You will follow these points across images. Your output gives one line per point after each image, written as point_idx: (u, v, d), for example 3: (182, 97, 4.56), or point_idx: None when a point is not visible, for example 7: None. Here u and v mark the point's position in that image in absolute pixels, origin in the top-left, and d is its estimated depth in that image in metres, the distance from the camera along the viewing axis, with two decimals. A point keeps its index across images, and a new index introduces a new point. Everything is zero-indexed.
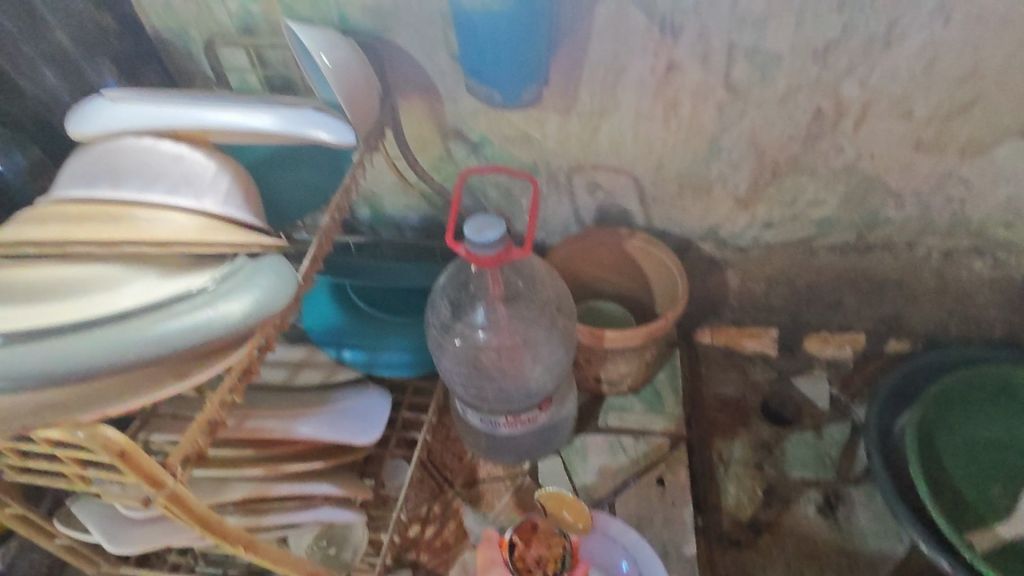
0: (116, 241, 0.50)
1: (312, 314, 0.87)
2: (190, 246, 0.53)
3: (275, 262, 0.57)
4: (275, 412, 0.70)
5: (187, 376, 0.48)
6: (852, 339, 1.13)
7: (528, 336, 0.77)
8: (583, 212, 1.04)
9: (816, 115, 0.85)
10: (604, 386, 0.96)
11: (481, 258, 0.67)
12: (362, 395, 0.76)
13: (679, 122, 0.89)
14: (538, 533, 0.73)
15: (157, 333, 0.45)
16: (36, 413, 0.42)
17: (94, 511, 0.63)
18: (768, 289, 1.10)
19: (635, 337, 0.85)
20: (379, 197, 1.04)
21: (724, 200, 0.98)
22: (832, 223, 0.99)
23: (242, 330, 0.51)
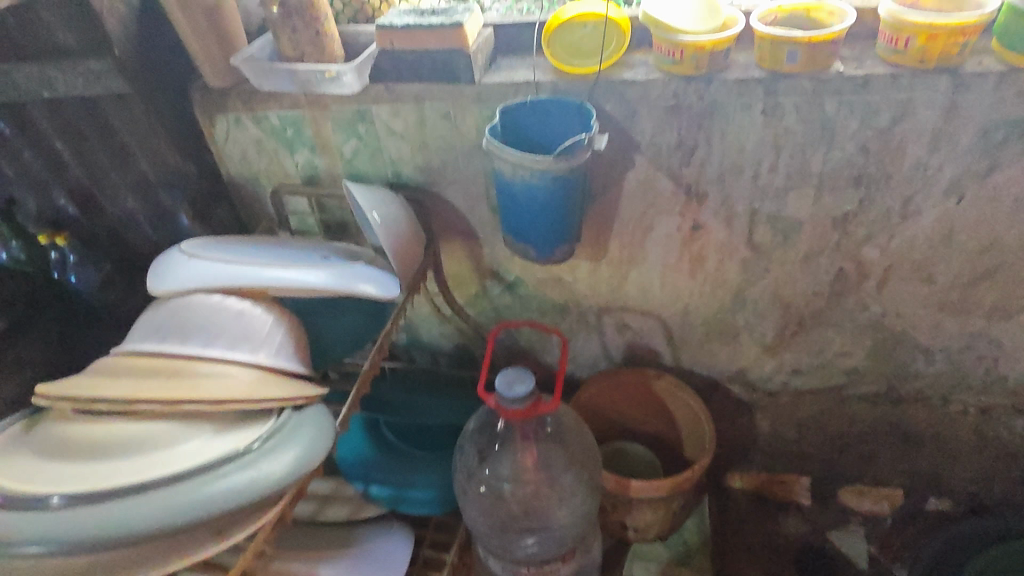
0: (178, 399, 0.54)
1: (346, 446, 0.88)
2: (243, 403, 0.57)
3: (316, 417, 0.60)
4: (301, 553, 0.75)
5: (225, 535, 0.51)
6: (889, 493, 1.08)
7: (554, 480, 0.78)
8: (612, 349, 1.07)
9: (839, 275, 0.89)
10: (630, 533, 0.94)
11: (509, 411, 0.70)
12: (384, 537, 0.80)
13: (705, 274, 0.93)
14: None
15: (204, 497, 0.49)
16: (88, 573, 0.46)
17: None
18: (799, 434, 1.08)
19: (662, 487, 0.84)
20: (416, 326, 1.09)
21: (751, 346, 1.00)
22: (863, 374, 0.99)
23: (280, 489, 0.53)
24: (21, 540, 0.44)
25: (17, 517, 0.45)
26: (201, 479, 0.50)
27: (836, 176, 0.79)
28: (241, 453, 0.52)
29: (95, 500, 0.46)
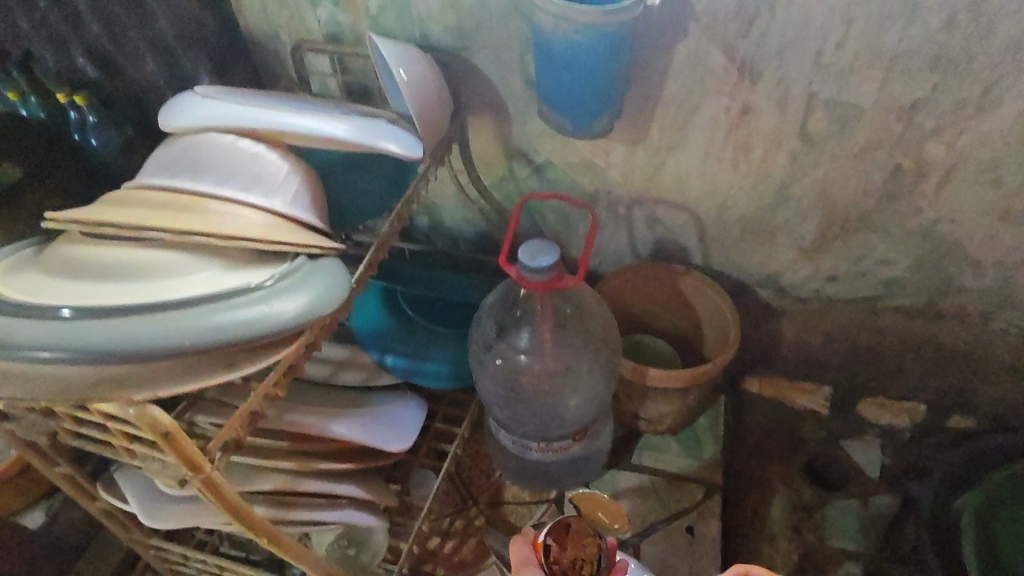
0: (188, 231, 0.52)
1: (361, 316, 0.88)
2: (254, 243, 0.55)
3: (330, 268, 0.58)
4: (313, 408, 0.71)
5: (235, 369, 0.50)
6: (911, 408, 1.07)
7: (570, 359, 0.77)
8: (640, 244, 1.02)
9: (895, 173, 0.82)
10: (642, 424, 0.94)
11: (531, 282, 0.67)
12: (398, 404, 0.78)
13: (748, 165, 0.87)
14: (571, 535, 0.66)
15: (213, 322, 0.47)
16: (95, 386, 0.44)
17: (135, 481, 0.63)
18: (826, 344, 1.05)
19: (681, 377, 0.83)
20: (438, 208, 1.06)
21: (788, 248, 0.95)
22: (902, 285, 0.94)
23: (292, 329, 0.52)
24: (28, 345, 0.42)
25: (23, 323, 0.43)
26: (213, 305, 0.48)
27: (912, 57, 0.72)
28: (253, 288, 0.51)
29: (103, 315, 0.45)
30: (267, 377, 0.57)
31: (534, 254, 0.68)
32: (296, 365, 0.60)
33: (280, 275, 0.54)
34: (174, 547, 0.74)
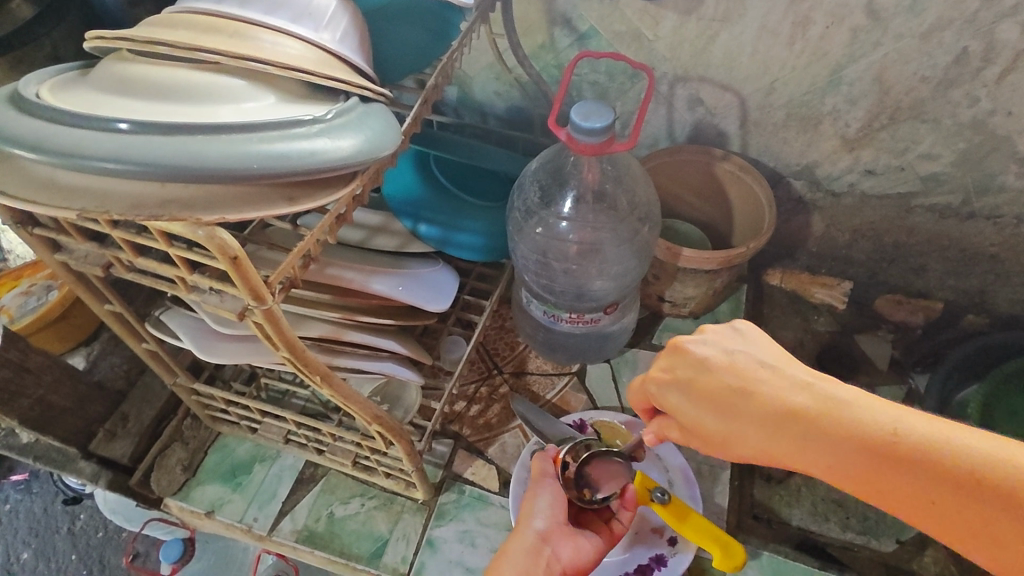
0: (243, 56, 0.50)
1: (393, 183, 0.86)
2: (309, 77, 0.52)
3: (383, 113, 0.56)
4: (353, 265, 0.72)
5: (298, 203, 0.49)
6: (927, 306, 1.10)
7: (606, 233, 0.78)
8: (677, 127, 0.99)
9: (959, 57, 0.78)
10: (666, 306, 0.96)
11: (582, 145, 0.65)
12: (432, 268, 0.77)
13: (805, 43, 0.82)
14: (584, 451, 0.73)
15: (277, 150, 0.46)
16: (163, 206, 0.43)
17: (184, 323, 0.65)
18: (852, 241, 1.05)
19: (714, 260, 0.81)
20: (470, 78, 1.01)
21: (830, 137, 0.92)
22: (940, 181, 0.92)
23: (352, 167, 0.51)
24: (97, 156, 0.41)
25: (88, 134, 0.42)
26: (278, 134, 0.47)
27: None
28: (312, 121, 0.49)
29: (169, 131, 0.43)
30: (317, 224, 0.56)
31: (585, 110, 0.65)
32: (343, 215, 0.60)
33: (338, 112, 0.52)
34: (216, 392, 0.77)
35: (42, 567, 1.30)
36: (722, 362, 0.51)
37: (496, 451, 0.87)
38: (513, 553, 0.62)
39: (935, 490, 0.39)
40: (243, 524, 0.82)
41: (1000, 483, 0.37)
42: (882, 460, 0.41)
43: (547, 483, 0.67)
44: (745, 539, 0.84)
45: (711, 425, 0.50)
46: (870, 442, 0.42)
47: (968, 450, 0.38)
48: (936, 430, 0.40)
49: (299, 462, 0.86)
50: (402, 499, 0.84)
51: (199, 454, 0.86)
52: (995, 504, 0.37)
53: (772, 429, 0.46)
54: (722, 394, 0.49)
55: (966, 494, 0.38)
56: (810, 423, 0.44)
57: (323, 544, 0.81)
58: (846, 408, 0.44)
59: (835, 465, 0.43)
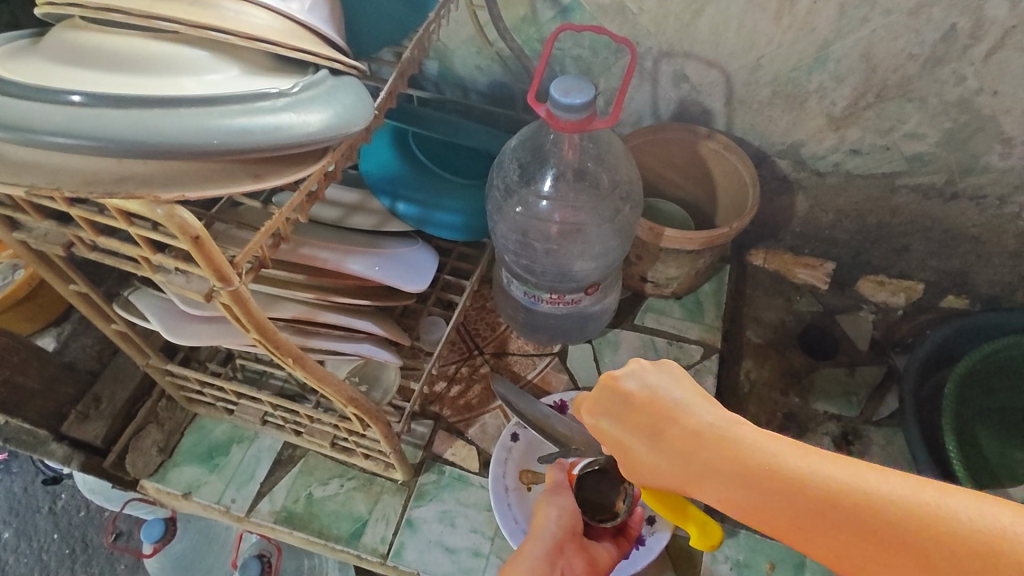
0: (205, 26, 0.47)
1: (370, 160, 0.84)
2: (276, 48, 0.50)
3: (354, 87, 0.54)
4: (328, 245, 0.70)
5: (264, 180, 0.47)
6: (908, 287, 1.10)
7: (587, 213, 0.77)
8: (662, 104, 0.97)
9: (947, 34, 0.76)
10: (649, 286, 0.96)
11: (562, 122, 0.63)
12: (410, 248, 0.76)
13: (792, 18, 0.80)
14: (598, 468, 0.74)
15: (241, 124, 0.44)
16: (119, 182, 0.41)
17: (152, 304, 0.63)
18: (836, 221, 1.05)
19: (696, 240, 0.80)
20: (450, 52, 0.98)
21: (816, 116, 0.91)
22: (925, 161, 0.91)
23: (321, 143, 0.49)
24: (48, 130, 0.39)
25: (38, 107, 0.40)
26: (240, 108, 0.45)
27: None
28: (278, 94, 0.47)
29: (125, 104, 0.41)
30: (286, 201, 0.54)
31: (566, 84, 0.64)
32: (315, 193, 0.58)
33: (306, 85, 0.50)
34: (190, 374, 0.76)
35: (24, 545, 1.29)
36: (645, 395, 0.48)
37: (476, 432, 0.87)
38: (532, 557, 0.60)
39: (817, 525, 0.36)
40: (221, 505, 0.81)
41: (872, 519, 0.34)
42: (767, 496, 0.39)
43: (563, 494, 0.67)
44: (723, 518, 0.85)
45: (633, 454, 0.48)
46: (760, 477, 0.40)
47: (847, 484, 0.36)
48: (814, 464, 0.38)
49: (277, 443, 0.86)
50: (381, 480, 0.83)
51: (175, 435, 0.85)
52: (870, 541, 0.34)
53: (682, 461, 0.44)
54: (648, 424, 0.47)
55: (846, 530, 0.35)
56: (712, 457, 0.42)
57: (301, 525, 0.80)
58: (744, 443, 0.42)
59: (731, 499, 0.41)
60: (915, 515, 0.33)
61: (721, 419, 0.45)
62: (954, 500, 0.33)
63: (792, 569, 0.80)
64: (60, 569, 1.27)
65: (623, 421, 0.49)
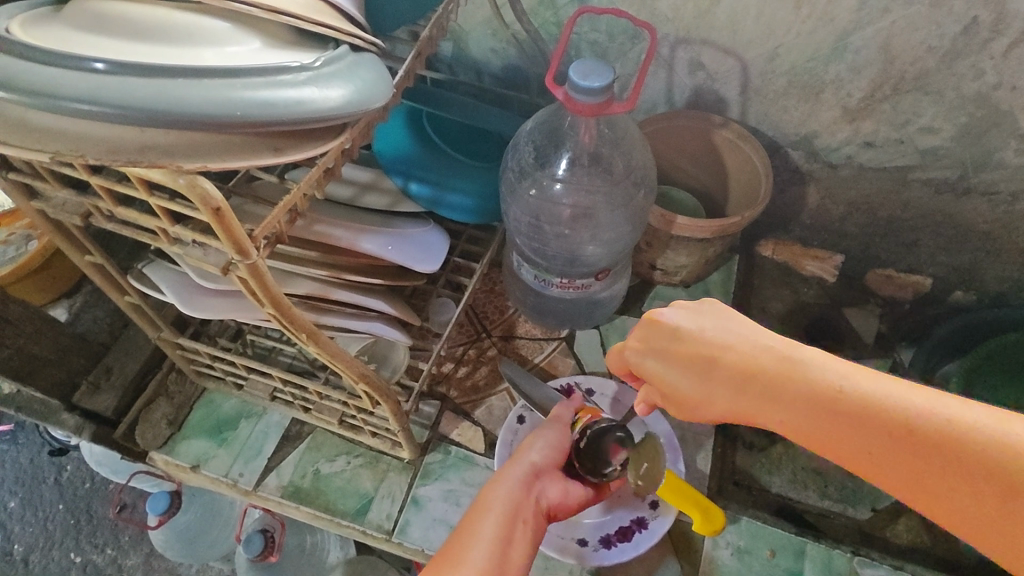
0: None
1: (384, 139, 0.83)
2: (298, 21, 0.49)
3: (374, 63, 0.54)
4: (341, 223, 0.70)
5: (284, 154, 0.47)
6: (916, 282, 1.10)
7: (598, 198, 0.77)
8: (677, 91, 0.96)
9: (968, 27, 0.76)
10: (658, 274, 0.96)
11: (579, 105, 0.63)
12: (422, 228, 0.76)
13: (811, 7, 0.79)
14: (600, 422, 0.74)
15: (263, 97, 0.44)
16: (141, 152, 0.41)
17: (166, 276, 0.63)
18: (846, 214, 1.05)
19: (707, 229, 0.80)
20: (465, 33, 0.97)
21: (831, 107, 0.90)
22: (939, 155, 0.91)
23: (341, 119, 0.49)
24: (72, 97, 0.39)
25: (62, 73, 0.40)
26: (262, 82, 0.45)
27: None
28: (300, 68, 0.47)
29: (148, 73, 0.41)
30: (303, 178, 0.54)
31: (585, 66, 0.64)
32: (332, 169, 0.58)
33: (327, 60, 0.50)
34: (201, 348, 0.76)
35: (30, 515, 1.31)
36: (693, 330, 0.48)
37: (483, 413, 0.88)
38: (509, 480, 0.60)
39: (892, 448, 0.37)
40: (228, 479, 0.82)
41: (953, 441, 0.35)
42: (835, 418, 0.39)
43: (550, 429, 0.69)
44: (725, 505, 0.85)
45: (677, 389, 0.49)
46: (815, 398, 0.40)
47: (916, 408, 0.37)
48: (890, 392, 0.38)
49: (285, 420, 0.86)
50: (387, 458, 0.84)
51: (184, 409, 0.86)
52: (944, 464, 0.35)
53: (736, 388, 0.45)
54: (696, 360, 0.48)
55: (924, 454, 0.36)
56: (777, 380, 0.43)
57: (308, 501, 0.81)
58: (814, 370, 0.41)
59: (781, 415, 0.43)
60: (1002, 442, 0.34)
61: (780, 345, 0.45)
62: (1011, 425, 0.34)
63: (792, 555, 0.81)
64: (66, 538, 1.29)
65: (668, 357, 0.50)
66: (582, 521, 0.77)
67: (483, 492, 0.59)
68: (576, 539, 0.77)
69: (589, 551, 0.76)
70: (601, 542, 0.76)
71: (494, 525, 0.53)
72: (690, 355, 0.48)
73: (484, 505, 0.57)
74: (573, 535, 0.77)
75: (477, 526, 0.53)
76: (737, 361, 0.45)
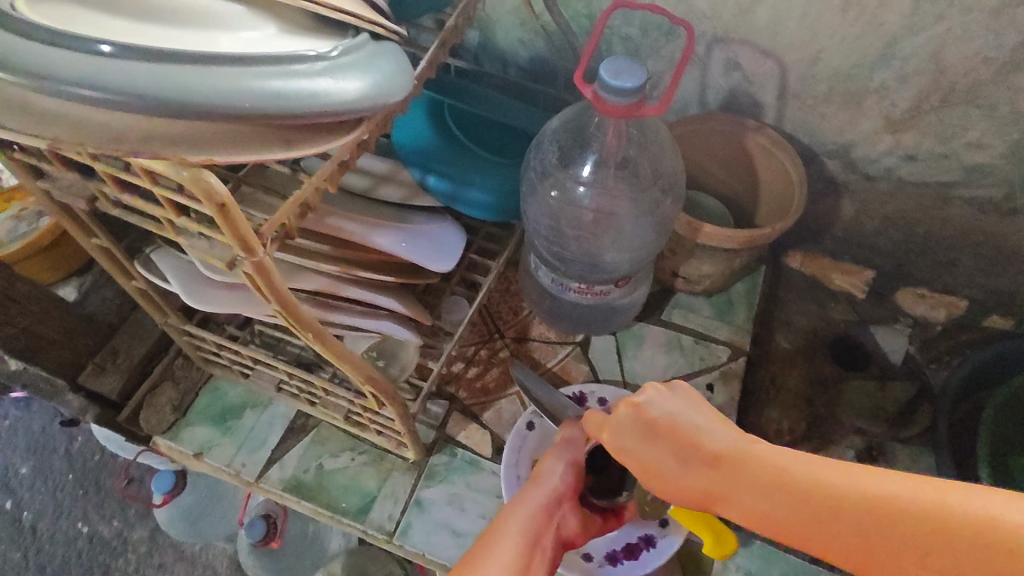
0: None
1: (404, 131, 0.81)
2: (316, 7, 0.47)
3: (395, 53, 0.51)
4: (355, 217, 0.68)
5: (295, 148, 0.45)
6: (950, 303, 1.05)
7: (624, 203, 0.73)
8: (710, 93, 0.92)
9: None
10: (679, 282, 0.92)
11: (610, 106, 0.60)
12: (439, 225, 0.73)
13: (860, 9, 0.75)
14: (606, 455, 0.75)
15: (275, 87, 0.41)
16: (146, 141, 0.39)
17: (173, 264, 0.61)
18: (880, 229, 1.00)
19: (736, 239, 0.77)
20: (493, 22, 0.94)
21: (873, 117, 0.86)
22: (987, 173, 0.86)
23: (357, 113, 0.46)
24: (73, 81, 0.37)
25: (64, 55, 0.37)
26: (275, 70, 0.42)
27: None
28: (315, 57, 0.44)
29: (154, 58, 0.38)
30: (315, 172, 0.51)
31: (618, 64, 0.60)
32: (346, 161, 0.56)
33: (345, 49, 0.47)
34: (207, 336, 0.75)
35: (40, 483, 1.32)
36: (660, 414, 0.47)
37: (491, 416, 0.85)
38: (530, 504, 0.56)
39: (833, 528, 0.36)
40: (231, 469, 0.81)
41: (888, 514, 0.34)
42: (779, 501, 0.38)
43: (573, 450, 0.66)
44: (737, 526, 0.83)
45: (642, 470, 0.47)
46: (762, 481, 0.40)
47: (851, 486, 0.36)
48: (825, 471, 0.38)
49: (290, 411, 0.85)
50: (392, 457, 0.82)
51: (190, 395, 0.85)
52: (884, 541, 0.34)
53: (697, 473, 0.44)
54: (663, 443, 0.46)
55: (863, 531, 0.34)
56: (732, 466, 0.42)
57: (310, 495, 0.80)
58: (761, 455, 0.41)
59: (752, 507, 0.40)
60: (935, 512, 0.33)
61: (733, 436, 0.44)
62: (961, 497, 0.33)
63: None
64: (73, 509, 1.30)
65: (636, 438, 0.48)
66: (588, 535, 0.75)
67: (501, 515, 0.55)
68: (581, 554, 0.74)
69: (594, 566, 0.74)
70: (606, 558, 0.74)
71: (514, 551, 0.50)
72: (656, 436, 0.47)
73: (504, 529, 0.53)
74: (579, 549, 0.74)
75: (497, 550, 0.49)
76: (700, 446, 0.44)
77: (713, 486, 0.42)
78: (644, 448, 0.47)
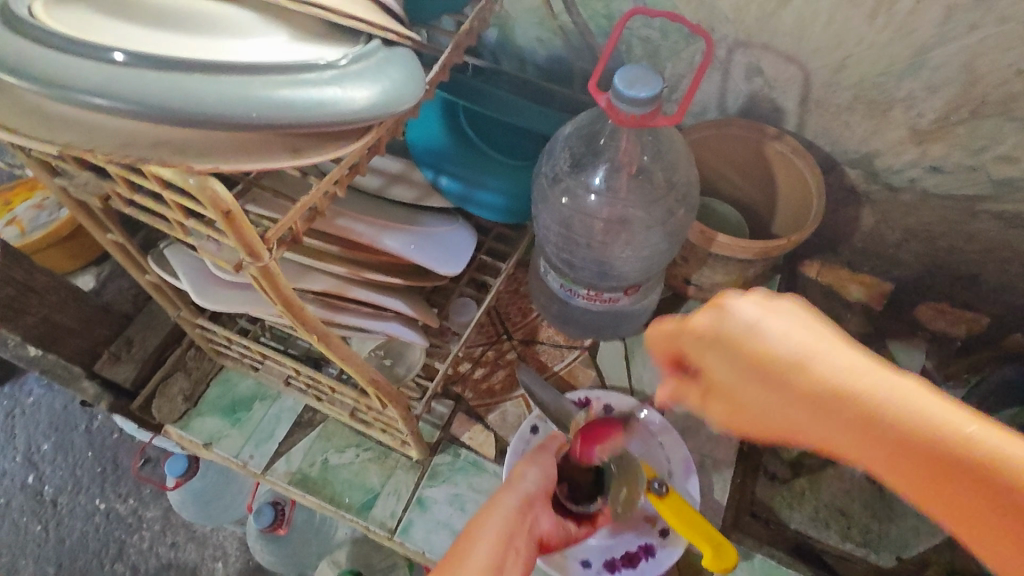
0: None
1: (418, 131, 0.81)
2: (327, 14, 0.47)
3: (406, 60, 0.51)
4: (365, 218, 0.68)
5: (303, 156, 0.45)
6: (970, 318, 1.03)
7: (636, 211, 0.73)
8: (730, 97, 0.90)
9: None
10: (691, 289, 0.91)
11: (623, 115, 0.59)
12: (449, 227, 0.73)
13: (889, 17, 0.72)
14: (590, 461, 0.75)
15: (282, 97, 0.42)
16: (155, 149, 0.39)
17: (185, 262, 0.63)
18: (901, 240, 0.98)
19: (750, 250, 0.76)
20: (512, 21, 0.93)
21: (898, 127, 0.84)
22: (1015, 188, 0.84)
23: (365, 122, 0.46)
24: (84, 89, 0.37)
25: (77, 63, 0.38)
26: (283, 79, 0.42)
27: None
28: (324, 66, 0.44)
29: (165, 67, 0.39)
30: (324, 177, 0.51)
31: (633, 72, 0.59)
32: (356, 165, 0.56)
33: (354, 57, 0.47)
34: (218, 330, 0.76)
35: (61, 459, 1.36)
36: (718, 324, 0.46)
37: (496, 418, 0.86)
38: (503, 507, 0.57)
39: (900, 459, 0.38)
40: (238, 460, 0.83)
41: (965, 458, 0.36)
42: (851, 427, 0.40)
43: (547, 455, 0.67)
44: (739, 539, 0.82)
45: (703, 390, 0.49)
46: (833, 406, 0.41)
47: (932, 422, 0.37)
48: (904, 403, 0.38)
49: (298, 406, 0.86)
50: (396, 455, 0.83)
51: (201, 385, 0.87)
52: (952, 477, 0.36)
53: (760, 392, 0.45)
54: (726, 358, 0.46)
55: (931, 463, 0.37)
56: (800, 386, 0.42)
57: (314, 490, 0.81)
58: (832, 376, 0.41)
59: (813, 425, 0.42)
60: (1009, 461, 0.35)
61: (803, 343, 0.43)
62: None
63: None
64: (91, 486, 1.34)
65: (699, 357, 0.49)
66: (587, 542, 0.75)
67: (476, 517, 0.57)
68: (578, 559, 0.74)
69: (591, 573, 0.73)
70: (604, 565, 0.74)
71: (485, 557, 0.51)
72: (720, 354, 0.47)
73: (475, 532, 0.55)
74: (576, 555, 0.74)
75: (468, 557, 0.51)
76: (763, 362, 0.44)
77: (779, 410, 0.44)
78: (707, 370, 0.48)
